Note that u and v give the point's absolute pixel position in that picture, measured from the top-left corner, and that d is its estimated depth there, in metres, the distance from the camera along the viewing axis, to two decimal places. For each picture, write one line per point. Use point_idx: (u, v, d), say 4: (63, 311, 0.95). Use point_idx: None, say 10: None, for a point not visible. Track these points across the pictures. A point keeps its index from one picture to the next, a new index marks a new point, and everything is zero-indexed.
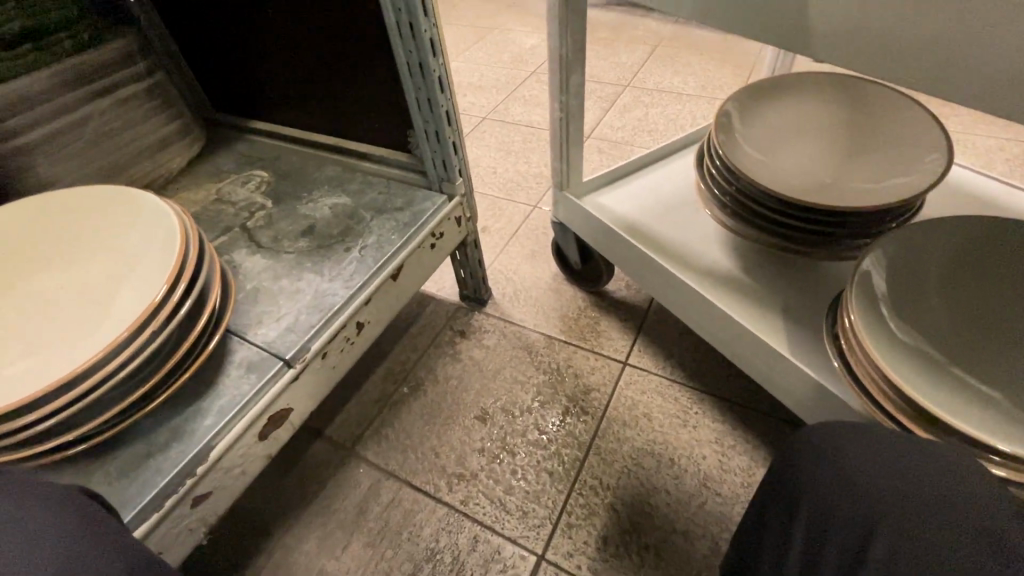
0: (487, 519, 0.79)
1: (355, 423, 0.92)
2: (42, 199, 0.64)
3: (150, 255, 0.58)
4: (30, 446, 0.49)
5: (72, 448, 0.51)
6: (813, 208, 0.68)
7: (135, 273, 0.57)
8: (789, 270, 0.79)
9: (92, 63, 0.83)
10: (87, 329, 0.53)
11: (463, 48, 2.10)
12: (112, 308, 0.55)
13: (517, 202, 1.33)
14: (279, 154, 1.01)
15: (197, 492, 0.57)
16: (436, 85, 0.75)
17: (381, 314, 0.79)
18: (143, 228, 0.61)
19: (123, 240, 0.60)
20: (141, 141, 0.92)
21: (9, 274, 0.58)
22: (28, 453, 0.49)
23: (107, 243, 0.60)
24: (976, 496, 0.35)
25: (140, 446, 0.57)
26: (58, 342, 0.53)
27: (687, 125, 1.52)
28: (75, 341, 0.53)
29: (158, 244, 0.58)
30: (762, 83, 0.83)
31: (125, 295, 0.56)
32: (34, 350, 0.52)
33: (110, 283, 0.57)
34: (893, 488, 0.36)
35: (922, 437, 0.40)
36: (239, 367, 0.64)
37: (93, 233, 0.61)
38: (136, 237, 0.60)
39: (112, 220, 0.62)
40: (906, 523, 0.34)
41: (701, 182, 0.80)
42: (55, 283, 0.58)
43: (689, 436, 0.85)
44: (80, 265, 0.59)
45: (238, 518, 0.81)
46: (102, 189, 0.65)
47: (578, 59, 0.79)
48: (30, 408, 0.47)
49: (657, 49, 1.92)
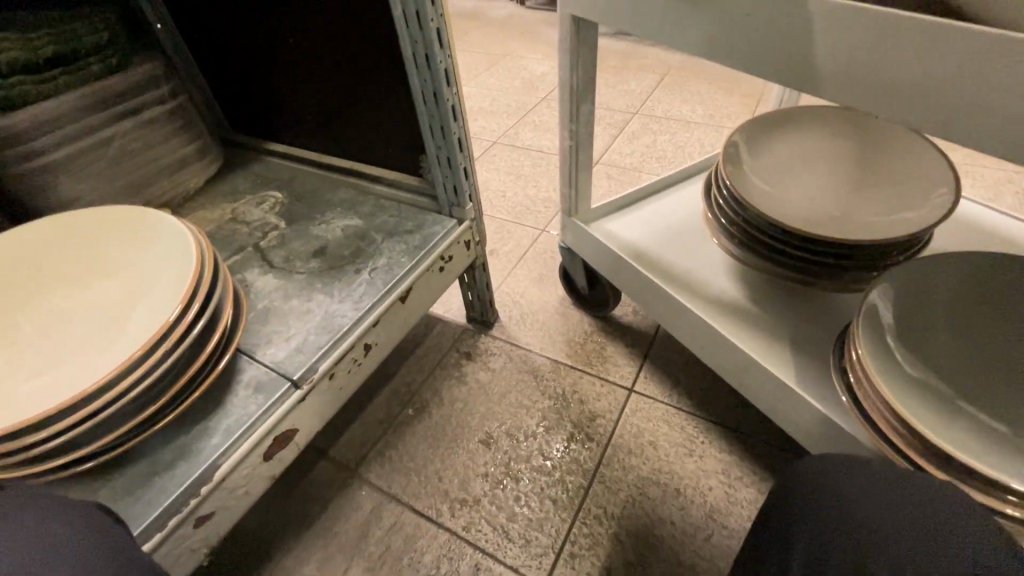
0: (488, 546, 0.78)
1: (360, 444, 0.92)
2: (66, 217, 0.66)
3: (166, 273, 0.59)
4: (40, 462, 0.50)
5: (81, 465, 0.52)
6: (821, 240, 0.68)
7: (151, 292, 0.58)
8: (796, 300, 0.79)
9: (119, 86, 0.86)
10: (102, 347, 0.54)
11: (476, 74, 2.15)
12: (128, 326, 0.56)
13: (526, 226, 1.34)
14: (294, 176, 1.04)
15: (201, 511, 0.57)
16: (449, 113, 0.77)
17: (388, 336, 0.79)
18: (161, 248, 0.62)
19: (142, 259, 0.62)
20: (162, 161, 0.95)
21: (31, 290, 0.59)
22: (38, 469, 0.49)
23: (125, 262, 0.62)
24: (988, 540, 0.34)
25: (146, 464, 0.57)
26: (75, 359, 0.54)
27: (695, 152, 1.54)
28: (90, 358, 0.54)
29: (174, 263, 0.60)
30: (770, 116, 0.84)
31: (140, 313, 0.57)
32: (50, 367, 0.53)
33: (127, 301, 0.58)
34: (902, 529, 0.36)
35: (932, 478, 0.39)
36: (247, 386, 0.64)
37: (113, 251, 0.63)
38: (153, 255, 0.62)
39: (131, 238, 0.64)
40: (916, 566, 0.34)
41: (708, 212, 0.81)
42: (74, 300, 0.59)
43: (695, 466, 0.84)
44: (99, 283, 0.60)
45: (239, 539, 0.80)
46: (123, 208, 0.67)
47: (588, 90, 0.80)
48: (42, 424, 0.48)
49: (666, 78, 1.96)
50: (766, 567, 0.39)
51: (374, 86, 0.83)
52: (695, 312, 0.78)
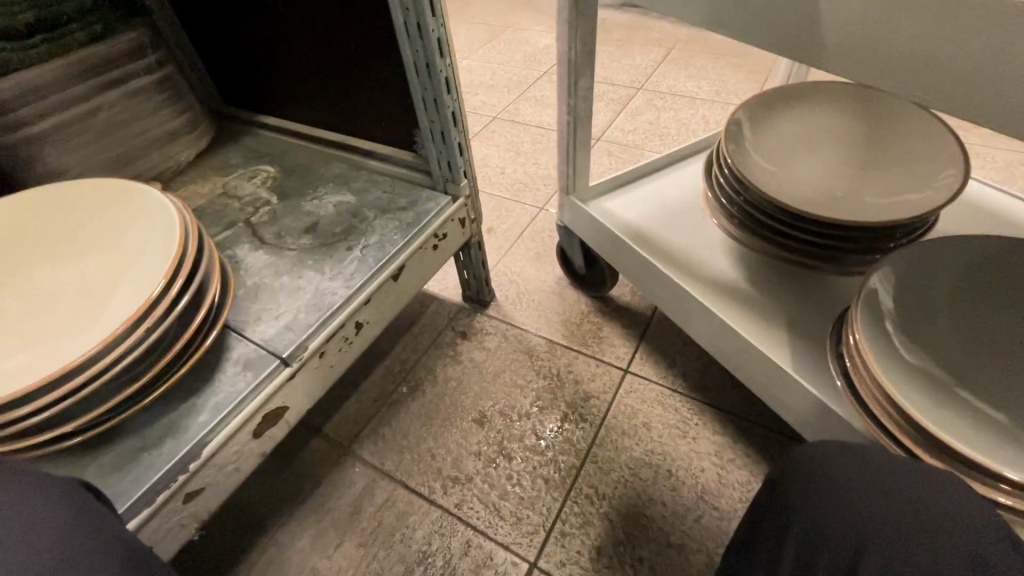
0: (480, 523, 0.78)
1: (353, 421, 0.92)
2: (50, 189, 0.64)
3: (151, 248, 0.58)
4: (26, 438, 0.49)
5: (68, 441, 0.52)
6: (823, 221, 0.66)
7: (135, 267, 0.57)
8: (795, 283, 0.78)
9: (103, 55, 0.83)
10: (86, 323, 0.54)
11: (477, 46, 2.09)
12: (112, 301, 0.55)
13: (525, 204, 1.32)
14: (286, 150, 1.01)
15: (190, 487, 0.57)
16: (443, 86, 0.74)
17: (380, 314, 0.78)
18: (146, 222, 0.61)
19: (127, 233, 0.60)
20: (151, 133, 0.93)
21: (14, 264, 0.58)
22: (23, 445, 0.49)
23: (109, 236, 0.61)
24: (979, 530, 0.33)
25: (134, 440, 0.57)
26: (59, 335, 0.53)
27: (699, 130, 1.50)
28: (74, 334, 0.53)
29: (159, 237, 0.58)
30: (776, 91, 0.81)
31: (124, 289, 0.56)
32: (34, 342, 0.52)
33: (112, 276, 0.57)
34: (891, 517, 0.35)
35: (924, 466, 0.38)
36: (236, 363, 0.64)
37: (97, 225, 0.62)
38: (137, 230, 0.60)
39: (116, 212, 0.63)
40: (904, 555, 0.33)
41: (708, 191, 0.79)
42: (58, 274, 0.58)
43: (688, 448, 0.84)
44: (83, 257, 0.59)
45: (234, 514, 0.81)
46: (106, 181, 0.65)
47: (587, 63, 0.78)
48: (25, 400, 0.47)
49: (672, 52, 1.90)
50: (752, 554, 0.39)
51: (366, 56, 0.81)
52: (692, 294, 0.77)
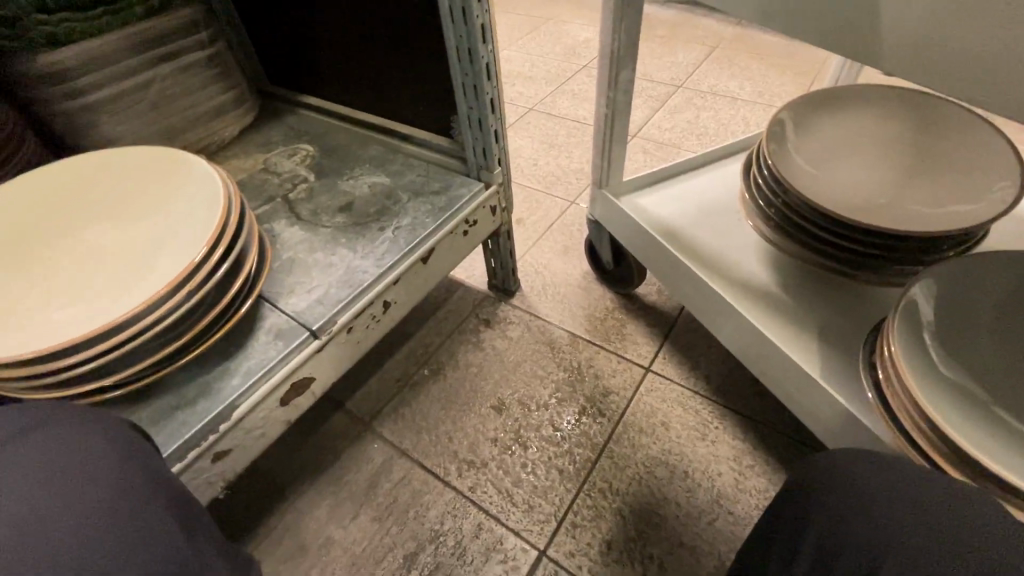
0: (492, 508, 0.79)
1: (375, 399, 0.94)
2: (107, 154, 0.68)
3: (195, 215, 0.60)
4: (72, 386, 0.52)
5: (109, 393, 0.54)
6: (864, 228, 0.64)
7: (180, 233, 0.60)
8: (830, 291, 0.75)
9: (160, 29, 0.87)
10: (132, 282, 0.56)
11: (517, 37, 2.08)
12: (157, 267, 0.57)
13: (555, 196, 1.32)
14: (326, 130, 1.04)
15: (219, 448, 0.59)
16: (483, 72, 0.74)
17: (408, 296, 0.79)
18: (191, 193, 0.63)
19: (174, 202, 0.63)
20: (199, 108, 0.96)
21: (70, 222, 0.62)
22: (69, 392, 0.52)
23: (157, 201, 0.63)
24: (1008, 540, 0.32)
25: (170, 398, 0.59)
26: (106, 294, 0.56)
27: (739, 131, 1.47)
28: (120, 292, 0.56)
29: (203, 205, 0.61)
30: (823, 92, 0.79)
31: (168, 253, 0.58)
32: (84, 297, 0.55)
33: (158, 242, 0.60)
34: (909, 522, 0.34)
35: (955, 480, 0.37)
36: (268, 333, 0.66)
37: (147, 192, 0.64)
38: (184, 197, 0.63)
39: (165, 179, 0.65)
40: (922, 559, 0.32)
41: (745, 191, 0.77)
42: (109, 234, 0.61)
43: (707, 451, 0.83)
44: (132, 220, 0.62)
45: (257, 478, 0.84)
46: (156, 149, 0.68)
47: (629, 56, 0.77)
48: (73, 351, 0.50)
49: (716, 51, 1.86)
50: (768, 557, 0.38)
51: (403, 42, 0.83)
52: (721, 295, 0.75)
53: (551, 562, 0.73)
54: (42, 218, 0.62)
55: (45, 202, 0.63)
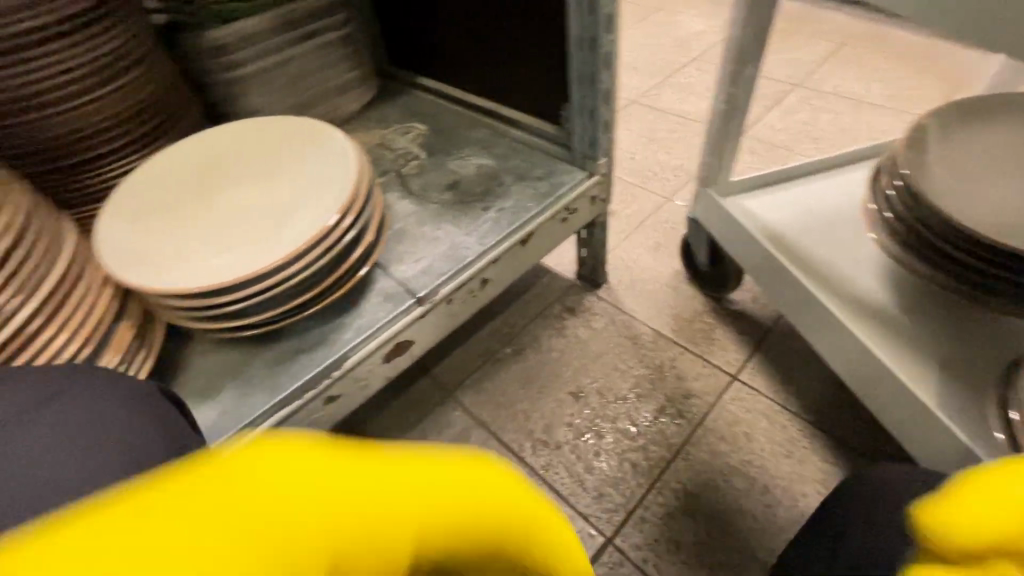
0: (563, 489, 0.81)
1: (459, 370, 0.99)
2: (261, 120, 0.76)
3: (330, 182, 0.67)
4: (220, 319, 0.61)
5: (247, 329, 0.63)
6: (1013, 253, 0.58)
7: (316, 197, 0.66)
8: (958, 318, 0.69)
9: (305, 10, 0.95)
10: (273, 236, 0.64)
11: (625, 27, 2.04)
12: (293, 227, 0.64)
13: (652, 192, 1.29)
14: (438, 110, 1.09)
15: (330, 392, 0.66)
16: (602, 62, 0.75)
17: (504, 275, 0.83)
18: (326, 161, 0.69)
19: (310, 169, 0.69)
20: (330, 83, 1.04)
21: (228, 177, 0.71)
22: (218, 324, 0.60)
23: (299, 166, 0.70)
24: None
25: (294, 342, 0.67)
26: (252, 244, 0.63)
27: (862, 137, 1.36)
28: (263, 243, 0.63)
29: (338, 173, 0.67)
30: (978, 99, 0.71)
31: (305, 213, 0.65)
32: (234, 244, 0.64)
33: (295, 204, 0.67)
34: None
35: None
36: (379, 295, 0.71)
37: (289, 157, 0.71)
38: (322, 164, 0.69)
39: (306, 146, 0.72)
40: None
41: (871, 202, 0.72)
42: (257, 191, 0.69)
43: (792, 470, 0.80)
44: (277, 180, 0.70)
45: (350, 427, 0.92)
46: (299, 118, 0.74)
47: (757, 51, 0.74)
48: (225, 290, 0.58)
49: (844, 48, 1.72)
50: None
51: (510, 32, 0.87)
52: (829, 309, 0.71)
53: (616, 551, 0.75)
54: (206, 173, 0.71)
55: (208, 159, 0.72)
